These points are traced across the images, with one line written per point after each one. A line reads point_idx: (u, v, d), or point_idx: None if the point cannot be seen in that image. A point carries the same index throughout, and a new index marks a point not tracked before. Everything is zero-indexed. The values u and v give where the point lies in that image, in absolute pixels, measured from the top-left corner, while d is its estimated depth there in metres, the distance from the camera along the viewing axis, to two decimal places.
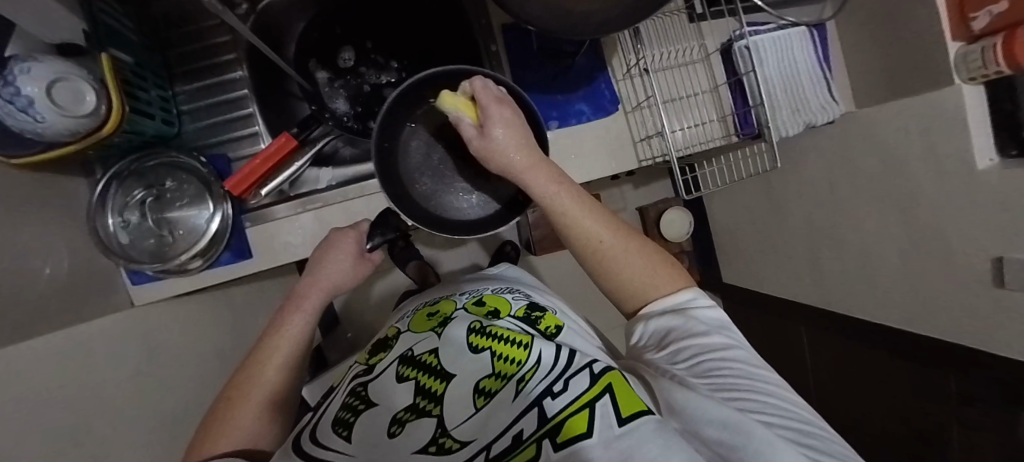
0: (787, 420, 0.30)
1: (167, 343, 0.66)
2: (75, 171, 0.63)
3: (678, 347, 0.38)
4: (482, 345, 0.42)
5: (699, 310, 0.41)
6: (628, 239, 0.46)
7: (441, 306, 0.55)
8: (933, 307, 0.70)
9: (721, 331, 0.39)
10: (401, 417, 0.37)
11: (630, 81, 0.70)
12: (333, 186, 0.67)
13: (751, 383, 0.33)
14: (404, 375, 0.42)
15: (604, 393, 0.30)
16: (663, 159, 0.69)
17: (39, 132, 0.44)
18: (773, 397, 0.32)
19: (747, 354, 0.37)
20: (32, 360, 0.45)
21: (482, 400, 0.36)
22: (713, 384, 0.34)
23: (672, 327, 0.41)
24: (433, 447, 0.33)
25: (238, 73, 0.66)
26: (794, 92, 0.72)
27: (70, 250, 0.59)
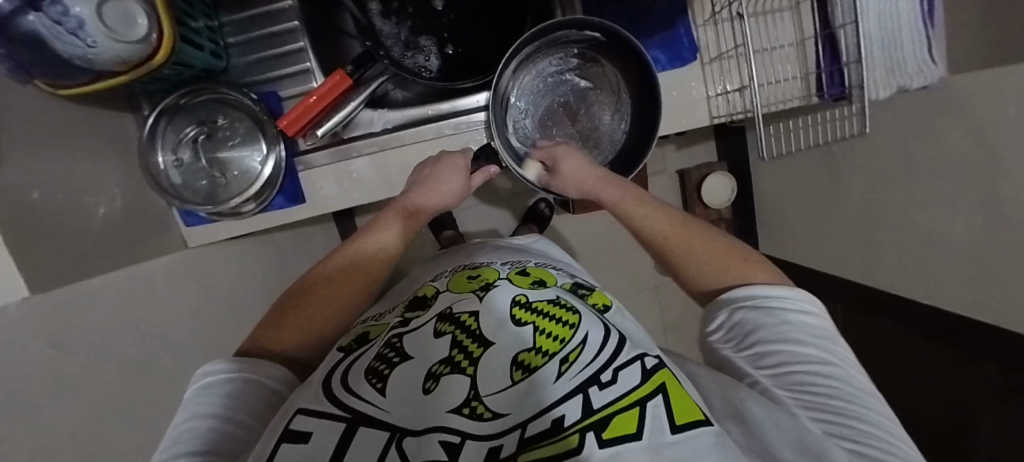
0: (877, 446, 0.28)
1: (220, 283, 0.67)
2: (122, 104, 0.61)
3: (768, 351, 0.36)
4: (525, 319, 0.37)
5: (796, 311, 0.37)
6: (684, 230, 0.49)
7: (483, 271, 0.50)
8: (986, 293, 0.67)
9: (824, 346, 0.35)
10: (436, 371, 0.32)
11: (714, 26, 0.64)
12: (388, 129, 0.63)
13: (843, 403, 0.30)
14: (440, 331, 0.37)
15: (656, 391, 0.29)
16: (743, 115, 0.64)
17: (89, 58, 0.41)
18: (868, 420, 0.29)
19: (846, 373, 0.33)
20: (94, 298, 0.44)
21: (518, 374, 0.32)
22: (793, 397, 0.32)
23: (755, 327, 0.38)
24: (466, 408, 0.29)
25: (285, 2, 0.60)
26: (889, 50, 0.65)
27: (125, 187, 0.58)
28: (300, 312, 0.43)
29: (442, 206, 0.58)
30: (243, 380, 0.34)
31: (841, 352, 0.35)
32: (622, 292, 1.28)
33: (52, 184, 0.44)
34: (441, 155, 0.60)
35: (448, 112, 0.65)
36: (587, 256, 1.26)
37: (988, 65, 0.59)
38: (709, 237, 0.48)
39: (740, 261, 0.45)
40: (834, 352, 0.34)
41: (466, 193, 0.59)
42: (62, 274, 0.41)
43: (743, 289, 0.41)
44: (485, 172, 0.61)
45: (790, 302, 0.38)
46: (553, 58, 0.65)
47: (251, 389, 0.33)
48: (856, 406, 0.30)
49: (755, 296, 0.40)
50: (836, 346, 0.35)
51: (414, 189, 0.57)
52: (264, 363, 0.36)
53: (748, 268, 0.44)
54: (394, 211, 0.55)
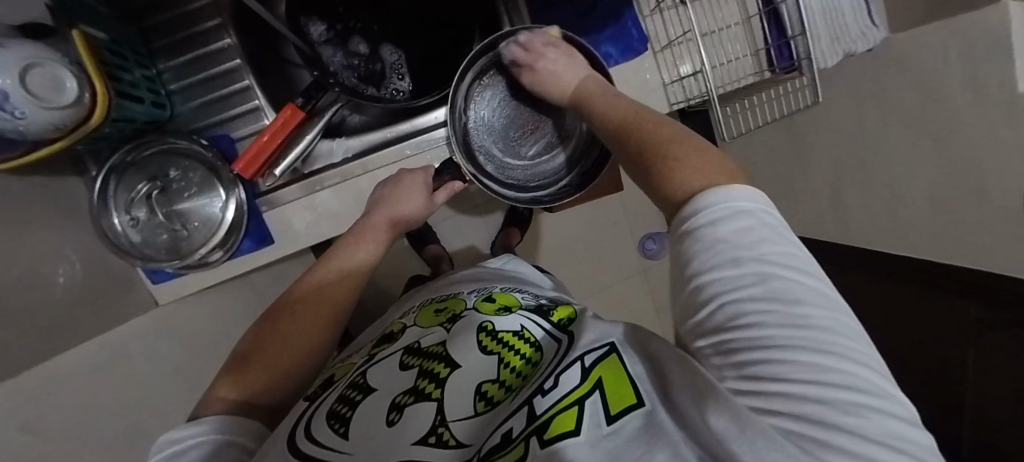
0: (829, 387, 0.18)
1: (198, 336, 0.65)
2: (67, 168, 0.58)
3: (696, 287, 0.25)
4: (492, 348, 0.40)
5: (727, 217, 0.25)
6: (643, 121, 0.40)
7: (449, 302, 0.53)
8: (952, 241, 0.70)
9: (758, 254, 0.23)
10: (400, 402, 0.34)
11: (660, 15, 0.65)
12: (350, 158, 0.62)
13: (782, 330, 0.20)
14: (407, 364, 0.40)
15: (594, 388, 0.28)
16: (700, 98, 0.66)
17: (21, 130, 0.39)
18: (819, 348, 0.19)
19: (791, 283, 0.22)
20: (59, 377, 0.42)
21: (482, 406, 0.34)
22: (721, 346, 0.23)
23: (683, 253, 0.27)
24: (431, 438, 0.31)
25: (225, 41, 0.59)
26: (832, 18, 0.67)
27: (82, 253, 0.55)
28: (264, 351, 0.41)
29: (405, 227, 0.58)
30: (217, 439, 0.31)
31: (793, 251, 0.24)
32: (610, 281, 1.29)
33: (2, 264, 0.41)
34: (399, 174, 0.60)
35: (409, 132, 0.65)
36: (571, 250, 1.26)
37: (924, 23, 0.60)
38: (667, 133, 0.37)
39: (682, 165, 0.32)
40: (781, 256, 0.23)
41: (430, 209, 0.59)
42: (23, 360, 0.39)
43: (687, 206, 0.28)
44: (449, 188, 0.60)
45: (723, 203, 0.26)
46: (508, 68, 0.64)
47: (228, 451, 0.31)
48: (802, 331, 0.20)
49: (688, 210, 0.27)
50: (778, 243, 0.24)
51: (376, 212, 0.56)
52: (243, 421, 0.34)
53: (692, 168, 0.31)
54: (355, 238, 0.54)
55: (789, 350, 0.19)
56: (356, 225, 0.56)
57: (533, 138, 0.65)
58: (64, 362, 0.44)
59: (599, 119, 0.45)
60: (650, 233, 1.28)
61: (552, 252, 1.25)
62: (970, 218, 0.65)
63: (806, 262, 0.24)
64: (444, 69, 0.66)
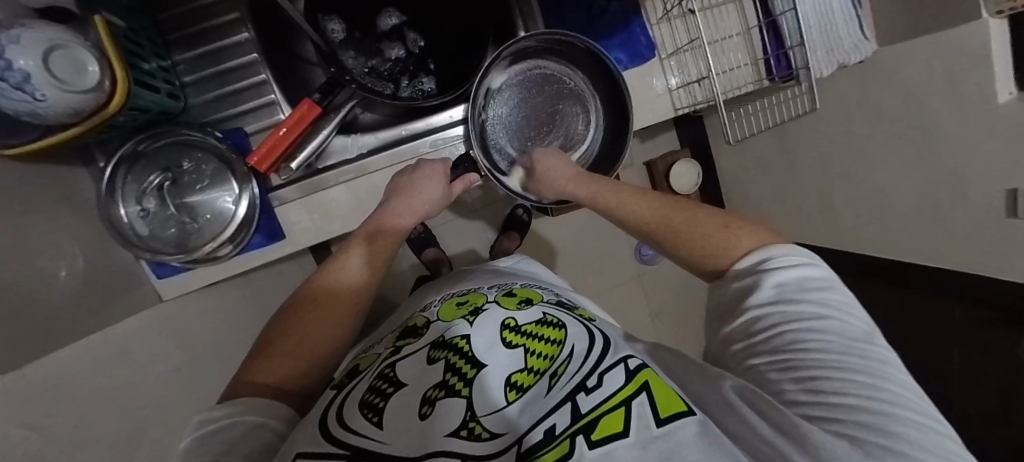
0: (874, 399, 0.24)
1: (198, 335, 0.63)
2: (74, 159, 0.57)
3: (757, 317, 0.33)
4: (515, 341, 0.41)
5: (791, 269, 0.34)
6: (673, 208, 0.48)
7: (470, 296, 0.53)
8: (937, 245, 0.73)
9: (823, 302, 0.31)
10: (431, 396, 0.35)
11: (667, 24, 0.67)
12: (364, 154, 0.62)
13: (842, 359, 0.27)
14: (434, 357, 0.40)
15: (641, 390, 0.29)
16: (706, 104, 0.66)
17: (38, 113, 0.39)
18: (869, 375, 0.26)
19: (845, 325, 0.29)
20: (62, 373, 0.41)
21: (512, 394, 0.35)
22: (781, 364, 0.29)
23: (744, 292, 0.36)
24: (464, 431, 0.31)
25: (244, 36, 0.60)
26: (827, 31, 0.69)
27: (84, 246, 0.54)
28: (289, 341, 0.41)
29: (422, 214, 0.58)
30: (248, 422, 0.31)
31: (845, 302, 0.32)
32: (606, 286, 1.30)
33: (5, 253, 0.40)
34: (419, 163, 0.60)
35: (422, 131, 0.65)
36: (570, 255, 1.27)
37: (910, 37, 0.64)
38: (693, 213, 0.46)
39: (721, 231, 0.42)
40: (834, 303, 0.31)
41: (446, 199, 0.59)
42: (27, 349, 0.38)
43: (752, 253, 0.38)
44: (465, 180, 0.61)
45: (782, 260, 0.35)
46: (529, 69, 0.66)
47: (260, 433, 0.31)
48: (856, 360, 0.27)
49: (746, 265, 0.37)
50: (837, 296, 0.32)
51: (392, 200, 0.56)
52: (274, 406, 0.34)
53: (739, 235, 0.41)
54: (371, 226, 0.54)
55: (850, 374, 0.26)
56: (374, 214, 0.56)
57: (545, 140, 0.67)
58: (65, 352, 0.43)
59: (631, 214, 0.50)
60: None
61: (550, 257, 1.26)
62: (955, 222, 0.68)
63: (864, 322, 0.31)
64: (459, 71, 0.68)
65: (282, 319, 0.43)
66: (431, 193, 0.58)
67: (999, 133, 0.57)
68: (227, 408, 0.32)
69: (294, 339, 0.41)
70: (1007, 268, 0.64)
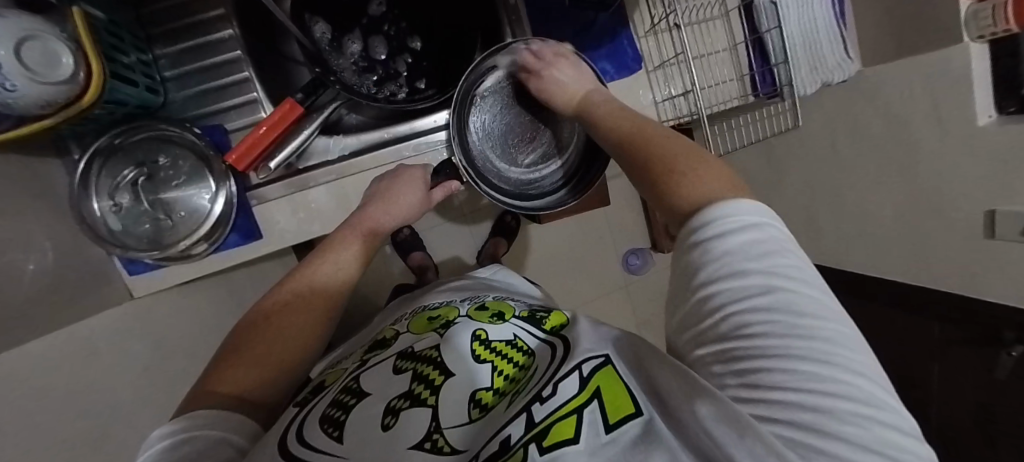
0: (829, 392, 0.20)
1: (171, 333, 0.62)
2: (48, 150, 0.56)
3: (701, 295, 0.27)
4: (485, 356, 0.40)
5: (738, 232, 0.27)
6: (647, 128, 0.43)
7: (442, 310, 0.53)
8: (916, 263, 0.74)
9: (769, 266, 0.26)
10: (395, 407, 0.34)
11: (654, 38, 0.68)
12: (346, 156, 0.62)
13: (789, 345, 0.22)
14: (401, 368, 0.40)
15: (592, 397, 0.28)
16: (690, 117, 0.68)
17: (7, 102, 0.38)
18: (819, 362, 0.21)
19: (795, 297, 0.24)
20: (26, 368, 0.40)
21: (476, 413, 0.34)
22: (725, 354, 0.25)
23: (688, 258, 0.29)
24: (427, 443, 0.31)
25: (227, 32, 0.59)
26: (813, 51, 0.69)
27: (55, 240, 0.53)
28: (252, 347, 0.40)
29: (401, 220, 0.57)
30: (205, 429, 0.31)
31: (798, 264, 0.27)
32: (592, 293, 1.30)
33: None
34: (399, 169, 0.60)
35: (407, 134, 0.65)
36: (556, 262, 1.27)
37: (893, 58, 0.65)
38: (670, 155, 0.38)
39: (692, 175, 0.35)
40: (789, 272, 0.26)
41: (425, 205, 0.59)
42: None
43: (698, 216, 0.30)
44: (446, 187, 0.61)
45: (731, 217, 0.28)
46: (524, 75, 0.66)
47: (222, 441, 0.31)
48: (806, 344, 0.22)
49: (694, 222, 0.30)
50: (787, 258, 0.26)
51: (371, 205, 0.56)
52: (230, 414, 0.33)
53: (708, 176, 0.34)
54: (350, 232, 0.53)
55: (796, 363, 0.21)
56: (349, 219, 0.55)
57: (530, 145, 0.67)
58: (30, 344, 0.42)
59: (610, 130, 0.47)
60: (634, 248, 1.30)
61: (537, 263, 1.26)
62: (934, 241, 0.69)
63: (807, 272, 0.26)
64: (445, 76, 0.67)
65: (248, 323, 0.43)
66: (410, 198, 0.58)
67: (977, 155, 0.58)
68: (180, 417, 0.32)
69: (263, 345, 0.40)
70: (984, 288, 0.65)
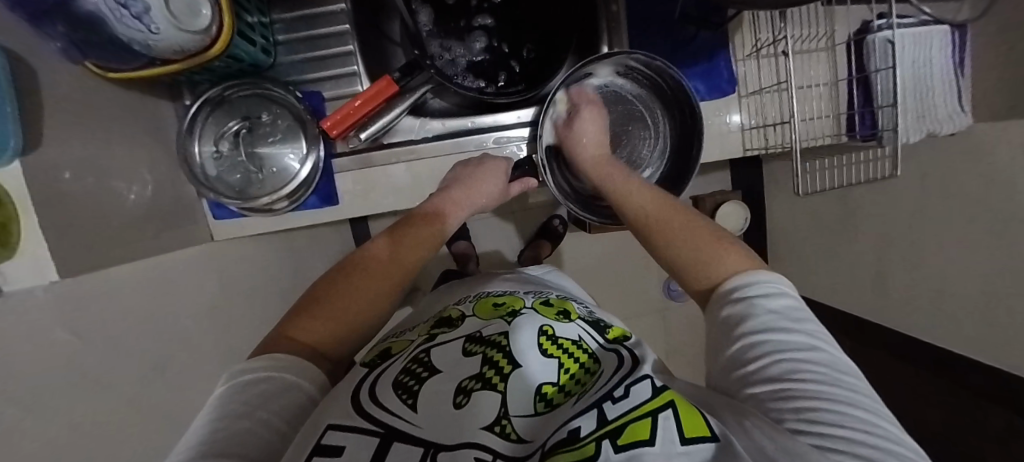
0: (872, 432, 0.24)
1: (236, 279, 0.65)
2: (164, 92, 0.61)
3: (748, 343, 0.32)
4: (552, 351, 0.41)
5: (773, 299, 0.34)
6: (675, 212, 0.49)
7: (507, 298, 0.53)
8: (1001, 343, 0.67)
9: (808, 332, 0.32)
10: (466, 388, 0.35)
11: (755, 62, 0.64)
12: (429, 139, 0.63)
13: (837, 390, 0.27)
14: (471, 351, 0.40)
15: (666, 406, 0.29)
16: (780, 149, 0.64)
17: (148, 43, 0.42)
18: (858, 407, 0.25)
19: (832, 359, 0.30)
20: (110, 289, 0.43)
21: (541, 406, 0.35)
22: (779, 392, 0.28)
23: (731, 315, 0.35)
24: (496, 428, 0.32)
25: (339, 6, 0.61)
26: (922, 97, 0.65)
27: (156, 176, 0.57)
28: (331, 306, 0.42)
29: (477, 209, 0.58)
30: (283, 377, 0.33)
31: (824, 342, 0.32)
32: (627, 312, 1.27)
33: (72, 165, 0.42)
34: (483, 158, 0.61)
35: (488, 126, 0.66)
36: (596, 275, 1.25)
37: (1010, 115, 0.59)
38: (691, 223, 0.46)
39: (713, 244, 0.42)
40: (821, 345, 0.31)
41: (503, 197, 0.59)
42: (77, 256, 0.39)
43: (729, 282, 0.38)
44: (524, 183, 0.62)
45: (768, 288, 0.35)
46: (612, 87, 0.65)
47: (291, 392, 0.32)
48: (846, 395, 0.26)
49: (733, 287, 0.37)
50: (818, 336, 0.32)
51: (453, 189, 0.57)
52: (306, 364, 0.35)
53: (725, 251, 0.41)
54: (431, 212, 0.54)
55: (840, 404, 0.25)
56: (434, 198, 0.57)
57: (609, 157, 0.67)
58: (113, 268, 0.44)
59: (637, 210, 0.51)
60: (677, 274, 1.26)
61: (577, 273, 1.24)
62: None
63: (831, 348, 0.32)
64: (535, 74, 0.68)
65: (336, 279, 0.45)
66: (491, 189, 0.59)
67: None
68: (266, 359, 0.34)
69: (342, 305, 0.42)
70: None
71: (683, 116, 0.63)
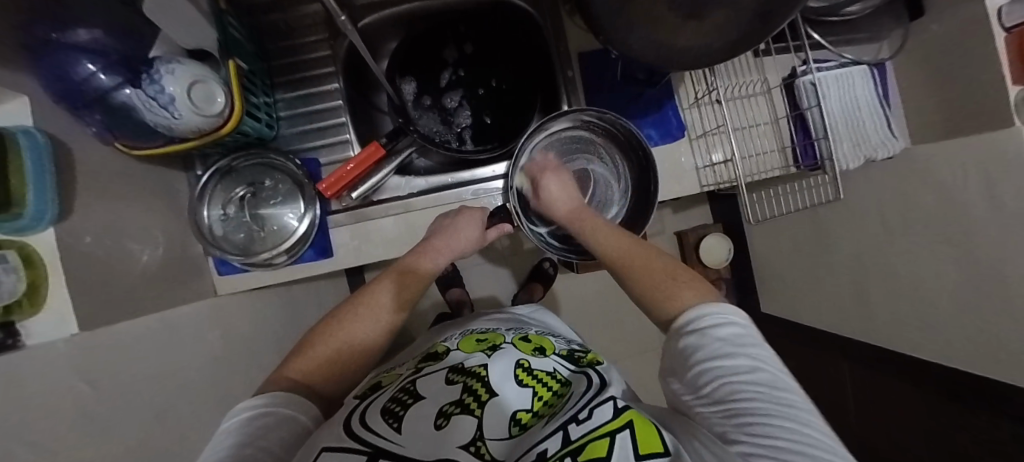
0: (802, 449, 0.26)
1: (236, 332, 0.69)
2: (177, 164, 0.68)
3: (698, 371, 0.34)
4: (526, 381, 0.43)
5: (719, 325, 0.36)
6: (634, 249, 0.54)
7: (489, 335, 0.57)
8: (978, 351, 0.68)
9: (750, 352, 0.34)
10: (447, 411, 0.38)
11: (697, 109, 0.73)
12: (415, 194, 0.70)
13: (773, 411, 0.29)
14: (452, 380, 0.43)
15: (625, 426, 0.32)
16: (729, 184, 0.71)
17: (170, 127, 0.50)
18: (792, 421, 0.28)
19: (773, 378, 0.32)
20: (118, 340, 0.47)
21: (516, 430, 0.37)
22: (727, 415, 0.31)
23: (685, 342, 0.38)
24: (471, 448, 0.34)
25: (333, 85, 0.71)
26: (856, 128, 0.72)
27: (166, 238, 0.62)
28: (319, 351, 0.46)
29: (457, 254, 0.63)
30: (280, 410, 0.36)
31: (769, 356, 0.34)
32: (625, 350, 1.27)
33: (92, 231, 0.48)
34: (461, 207, 0.66)
35: (467, 180, 0.73)
36: (590, 314, 1.27)
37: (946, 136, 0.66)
38: (647, 262, 0.51)
39: (669, 283, 0.46)
40: (760, 357, 0.34)
41: (481, 242, 0.65)
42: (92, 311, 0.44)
43: (685, 314, 0.40)
44: (499, 229, 0.67)
45: (713, 315, 0.38)
46: (568, 136, 0.73)
47: (285, 422, 0.35)
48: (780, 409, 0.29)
49: (685, 319, 0.40)
50: (760, 349, 0.34)
51: (435, 237, 0.62)
52: (298, 400, 0.38)
53: (686, 285, 0.45)
54: (415, 259, 0.59)
55: (773, 420, 0.28)
56: (417, 247, 0.62)
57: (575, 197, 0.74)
58: (121, 321, 0.48)
59: (606, 248, 0.57)
60: None
61: (571, 313, 1.26)
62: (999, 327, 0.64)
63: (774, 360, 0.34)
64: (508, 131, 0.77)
65: (326, 326, 0.49)
66: (470, 236, 0.64)
67: None
68: (260, 395, 0.37)
69: (330, 349, 0.46)
70: None
71: (639, 160, 0.70)
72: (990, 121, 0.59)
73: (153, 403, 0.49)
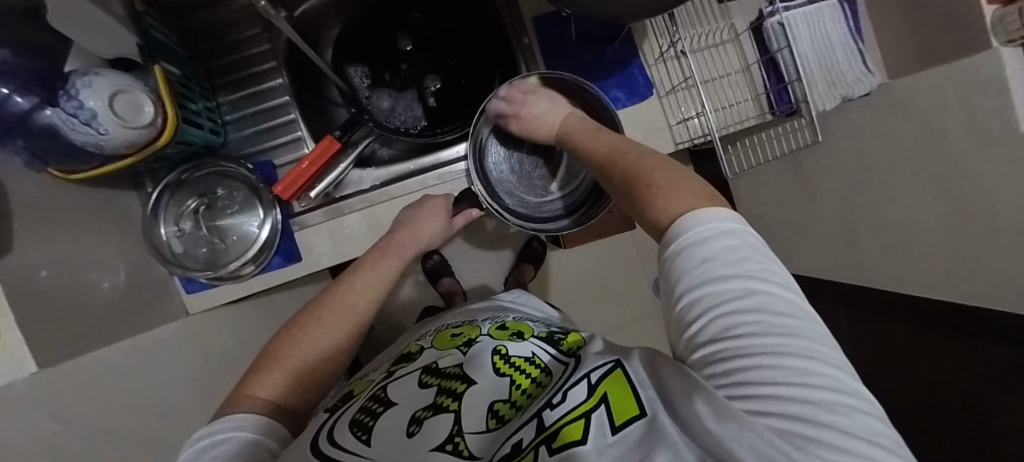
0: (807, 388, 0.20)
1: (217, 348, 0.68)
2: (126, 183, 0.65)
3: (686, 304, 0.28)
4: (504, 370, 0.40)
5: (714, 240, 0.29)
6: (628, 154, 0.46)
7: (465, 329, 0.54)
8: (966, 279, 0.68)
9: (748, 272, 0.27)
10: (419, 416, 0.35)
11: (663, 64, 0.70)
12: (376, 186, 0.67)
13: (775, 343, 0.23)
14: (426, 383, 0.41)
15: (599, 403, 0.27)
16: (704, 139, 0.69)
17: (100, 144, 0.47)
18: (805, 359, 0.22)
19: (774, 300, 0.26)
20: (89, 373, 0.45)
21: (494, 422, 0.34)
22: (713, 354, 0.25)
23: (673, 267, 0.31)
24: (449, 445, 0.31)
25: (278, 81, 0.69)
26: (828, 66, 0.69)
27: (127, 262, 0.60)
28: (285, 360, 0.44)
29: (425, 244, 0.61)
30: (243, 438, 0.34)
31: (772, 272, 0.28)
32: (622, 319, 1.27)
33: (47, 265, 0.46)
34: (422, 198, 0.65)
35: (431, 165, 0.71)
36: (584, 289, 1.26)
37: (922, 67, 0.63)
38: (639, 164, 0.44)
39: (663, 188, 0.37)
40: (766, 275, 0.27)
41: (448, 233, 0.63)
42: (52, 348, 0.42)
43: (675, 229, 0.32)
44: (465, 214, 0.66)
45: (709, 226, 0.30)
46: None
47: (253, 447, 0.34)
48: (791, 339, 0.23)
49: (672, 238, 0.32)
50: (760, 263, 0.28)
51: (397, 231, 0.60)
52: (266, 423, 0.37)
53: (670, 190, 0.36)
54: (380, 254, 0.57)
55: (782, 360, 0.22)
56: (380, 242, 0.60)
57: (544, 167, 0.71)
58: (92, 353, 0.47)
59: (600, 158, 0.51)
60: None
61: (564, 290, 1.25)
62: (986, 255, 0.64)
63: (786, 281, 0.28)
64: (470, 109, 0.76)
65: (291, 333, 0.47)
66: (436, 225, 0.62)
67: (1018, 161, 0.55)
68: (227, 420, 0.35)
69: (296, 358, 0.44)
70: None
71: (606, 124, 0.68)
72: (965, 45, 0.57)
73: (132, 431, 0.48)
